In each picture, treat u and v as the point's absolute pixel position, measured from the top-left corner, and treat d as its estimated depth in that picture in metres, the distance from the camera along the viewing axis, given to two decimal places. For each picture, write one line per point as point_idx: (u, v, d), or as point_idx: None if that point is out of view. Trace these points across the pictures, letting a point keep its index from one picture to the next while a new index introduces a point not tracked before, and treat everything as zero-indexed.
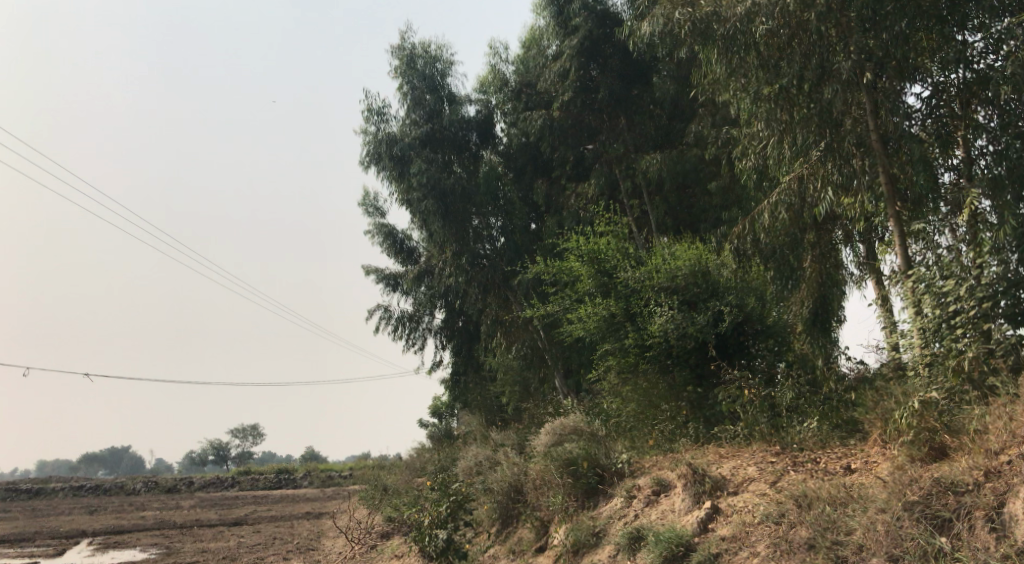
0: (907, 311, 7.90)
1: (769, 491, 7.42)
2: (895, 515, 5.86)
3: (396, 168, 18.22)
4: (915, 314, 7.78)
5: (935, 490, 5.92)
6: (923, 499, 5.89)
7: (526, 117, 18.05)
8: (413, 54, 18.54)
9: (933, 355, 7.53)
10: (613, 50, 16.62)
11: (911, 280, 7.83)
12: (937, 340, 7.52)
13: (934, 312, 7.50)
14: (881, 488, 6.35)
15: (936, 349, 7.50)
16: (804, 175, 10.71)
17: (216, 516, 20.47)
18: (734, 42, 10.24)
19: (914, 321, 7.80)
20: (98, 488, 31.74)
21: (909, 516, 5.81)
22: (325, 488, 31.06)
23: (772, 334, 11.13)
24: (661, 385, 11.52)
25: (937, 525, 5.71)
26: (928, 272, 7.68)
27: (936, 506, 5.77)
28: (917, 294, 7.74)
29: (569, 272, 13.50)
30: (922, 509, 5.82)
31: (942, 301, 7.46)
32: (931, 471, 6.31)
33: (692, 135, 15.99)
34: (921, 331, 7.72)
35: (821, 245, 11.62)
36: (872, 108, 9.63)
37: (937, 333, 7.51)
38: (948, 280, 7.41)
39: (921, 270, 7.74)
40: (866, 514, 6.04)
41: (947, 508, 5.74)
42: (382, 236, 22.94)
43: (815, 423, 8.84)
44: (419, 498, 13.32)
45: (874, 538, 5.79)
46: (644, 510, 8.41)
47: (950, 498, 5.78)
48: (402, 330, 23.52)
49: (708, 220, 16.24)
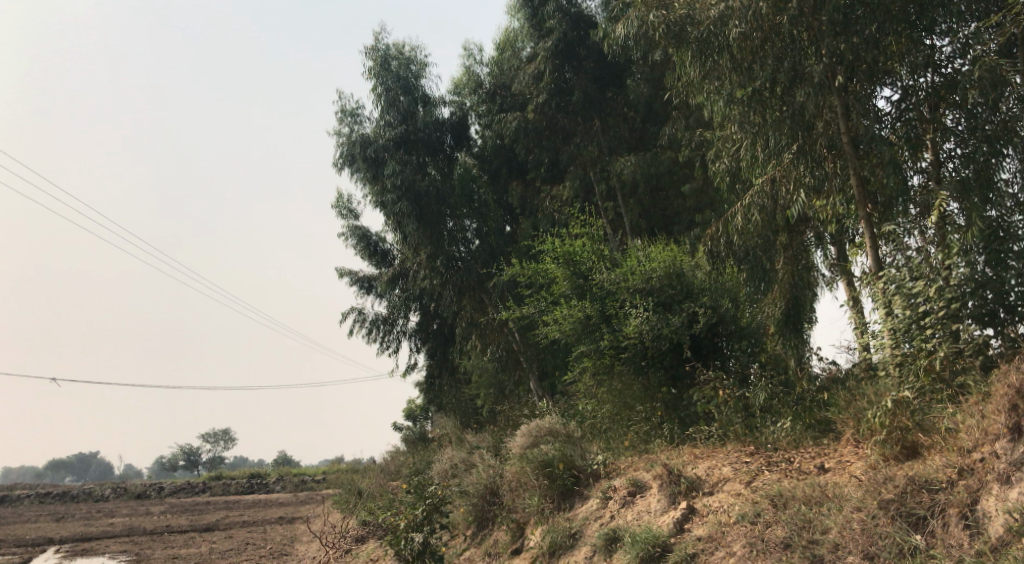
0: (878, 313, 7.89)
1: (744, 491, 7.45)
2: (871, 514, 5.94)
3: (371, 170, 18.05)
4: (886, 315, 7.79)
5: (910, 488, 5.98)
6: (899, 497, 5.95)
7: (501, 119, 18.04)
8: (387, 55, 18.41)
9: (903, 355, 7.57)
10: (587, 52, 16.67)
11: (882, 281, 7.89)
12: (907, 340, 7.55)
13: (905, 312, 7.53)
14: (856, 487, 6.40)
15: (907, 349, 7.53)
16: (777, 178, 10.80)
17: (188, 521, 20.16)
18: (708, 45, 10.32)
19: (885, 321, 7.80)
20: (65, 495, 31.09)
21: (884, 515, 5.88)
22: (298, 493, 30.78)
23: (746, 335, 11.20)
24: (636, 386, 11.54)
25: (913, 523, 5.78)
26: (897, 273, 7.76)
27: (911, 504, 5.84)
28: (889, 296, 7.76)
29: (545, 274, 13.49)
30: (898, 507, 5.88)
31: (912, 301, 7.50)
32: (905, 469, 6.38)
33: (666, 137, 16.10)
34: (892, 332, 7.71)
35: (794, 247, 11.78)
36: (843, 111, 9.71)
37: (907, 333, 7.55)
38: (917, 281, 7.50)
39: (891, 271, 7.82)
40: (841, 513, 6.09)
41: (922, 506, 5.82)
42: (356, 238, 22.77)
43: (788, 423, 8.88)
44: (393, 502, 13.21)
45: (850, 537, 5.83)
46: (620, 511, 8.42)
47: (925, 496, 5.85)
48: (376, 333, 23.37)
49: (681, 223, 16.36)
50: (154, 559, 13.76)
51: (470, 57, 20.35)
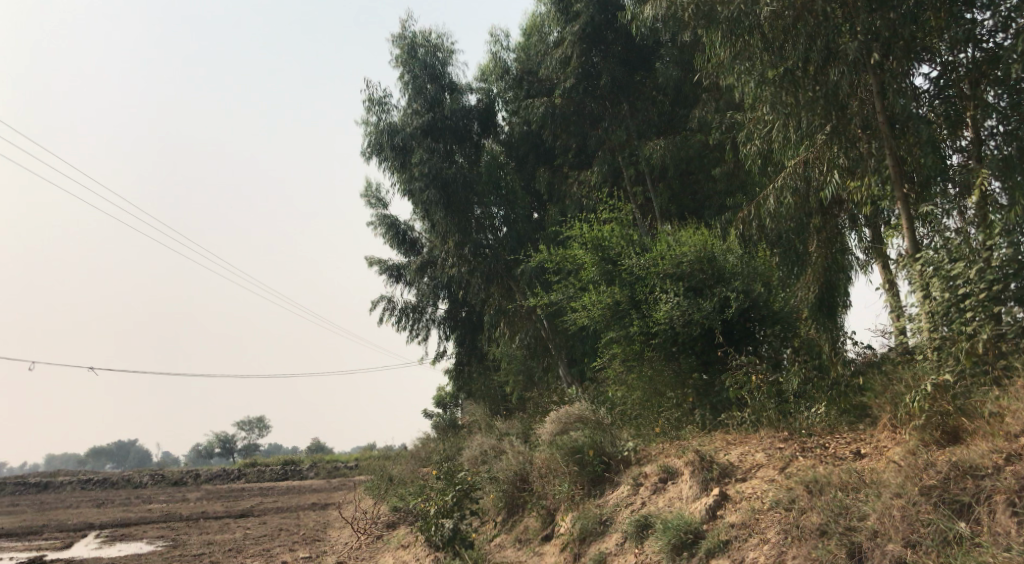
0: (915, 297, 7.68)
1: (778, 477, 7.34)
2: (912, 500, 5.79)
3: (398, 159, 18.17)
4: (923, 298, 7.57)
5: (954, 474, 5.83)
6: (942, 484, 5.81)
7: (528, 105, 17.92)
8: (414, 43, 18.38)
9: (942, 338, 7.43)
10: (615, 35, 16.44)
11: (919, 263, 7.62)
12: (946, 323, 7.36)
13: (942, 295, 7.30)
14: (895, 472, 6.25)
15: (945, 333, 7.38)
16: (810, 159, 10.58)
17: (223, 507, 20.51)
18: (738, 25, 10.12)
19: (922, 304, 7.58)
20: (105, 481, 31.82)
21: (926, 501, 5.74)
22: (331, 479, 31.18)
23: (778, 320, 11.08)
24: (666, 372, 11.43)
25: (956, 510, 5.62)
26: (935, 255, 7.45)
27: (955, 490, 5.69)
28: (926, 278, 7.54)
29: (573, 260, 13.40)
30: (940, 494, 5.74)
31: (950, 284, 7.25)
32: (947, 455, 6.22)
33: (696, 120, 15.86)
34: (930, 314, 7.52)
35: (827, 230, 11.18)
36: (879, 90, 9.51)
37: (945, 316, 7.35)
38: (956, 262, 7.20)
39: (928, 253, 7.52)
40: (880, 499, 5.95)
41: (967, 492, 5.66)
42: (384, 227, 22.85)
43: (823, 409, 8.76)
44: (424, 488, 13.28)
45: (890, 524, 5.70)
46: (651, 497, 8.34)
47: (969, 482, 5.69)
48: (405, 321, 23.48)
49: (712, 207, 16.15)
50: (190, 544, 14.00)
51: (497, 43, 20.24)
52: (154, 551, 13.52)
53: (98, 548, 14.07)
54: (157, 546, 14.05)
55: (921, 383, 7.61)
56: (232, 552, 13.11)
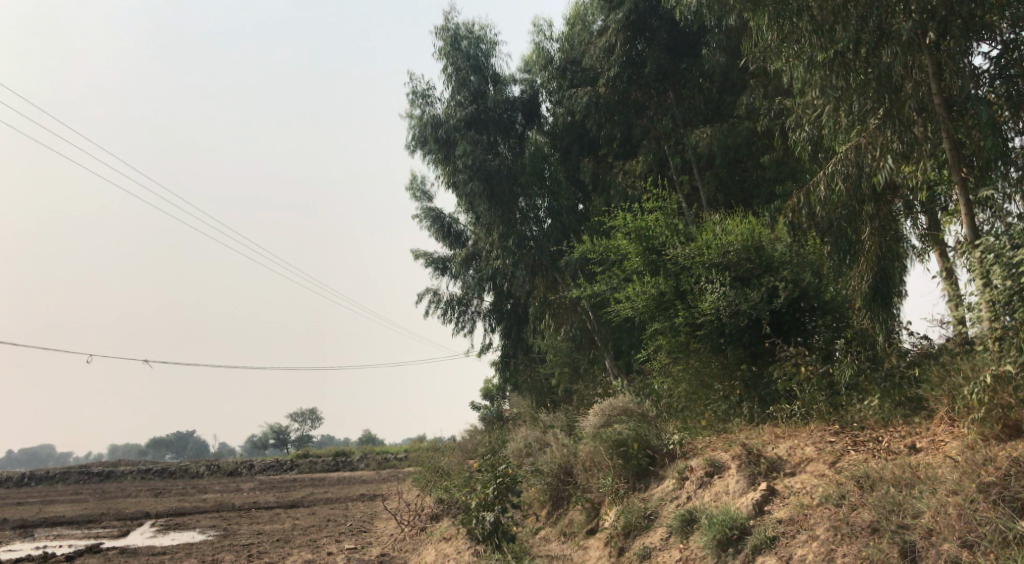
0: (975, 286, 7.34)
1: (829, 472, 7.11)
2: (969, 497, 5.54)
3: (442, 151, 18.27)
4: (983, 286, 7.22)
5: (1015, 470, 5.57)
6: (1000, 481, 5.55)
7: (572, 95, 17.75)
8: (457, 35, 18.36)
9: (1004, 329, 7.01)
10: (660, 23, 16.16)
11: (978, 251, 7.29)
12: (1008, 312, 6.96)
13: (1004, 284, 6.93)
14: (952, 467, 6.01)
15: (1007, 322, 6.96)
16: (861, 145, 10.19)
17: (274, 498, 20.92)
18: (786, 8, 9.94)
19: (982, 293, 7.23)
20: (164, 471, 32.78)
21: (984, 499, 5.48)
22: (380, 471, 31.54)
23: (830, 311, 10.92)
24: (713, 364, 11.23)
25: (1018, 508, 5.36)
26: (996, 241, 7.14)
27: (1017, 488, 5.42)
28: (987, 265, 7.21)
29: (617, 251, 13.19)
30: (1000, 491, 5.47)
31: (1013, 272, 6.90)
32: (1008, 450, 5.93)
33: (743, 107, 15.51)
34: (991, 304, 7.12)
35: (881, 217, 10.65)
36: (935, 71, 9.13)
37: (1007, 305, 6.95)
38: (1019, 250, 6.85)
39: (988, 239, 7.20)
40: (935, 496, 5.72)
41: None
42: (429, 220, 22.95)
43: (876, 401, 8.48)
44: (468, 481, 13.30)
45: (947, 521, 5.47)
46: (697, 492, 8.17)
47: None
48: (451, 313, 23.62)
49: (761, 194, 15.75)
50: (240, 534, 14.30)
51: (540, 33, 20.10)
52: (206, 540, 13.85)
53: (153, 537, 14.47)
54: (209, 535, 14.39)
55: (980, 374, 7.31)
56: (280, 542, 13.35)
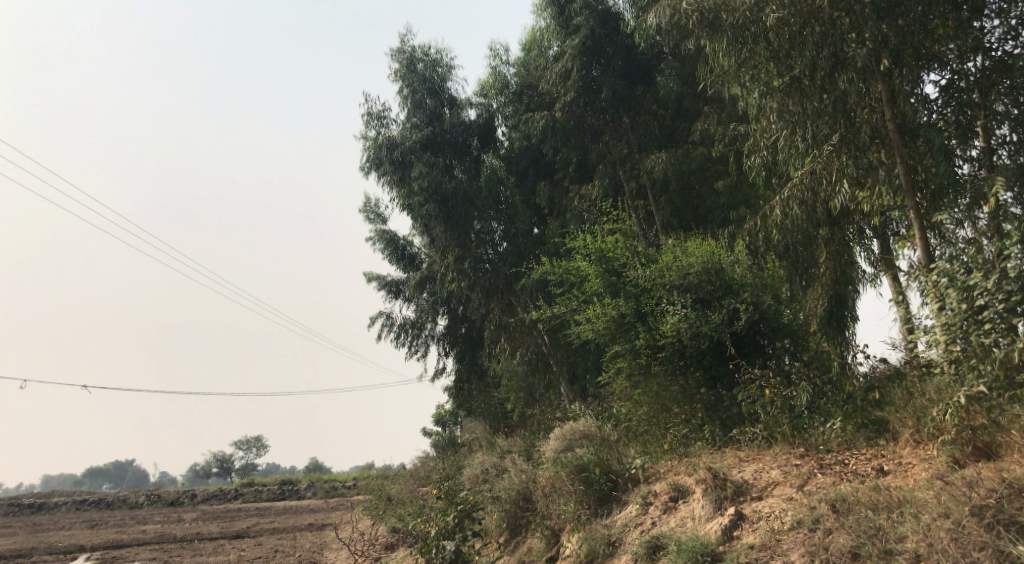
0: (930, 310, 7.31)
1: (797, 495, 7.03)
2: (958, 521, 5.46)
3: (397, 173, 17.82)
4: (938, 310, 7.24)
5: (1009, 492, 5.48)
6: (995, 503, 5.45)
7: (528, 119, 17.72)
8: (413, 57, 18.21)
9: (959, 353, 7.03)
10: (616, 49, 16.28)
11: (933, 275, 7.31)
12: (962, 338, 6.99)
13: (958, 306, 6.97)
14: (931, 491, 5.98)
15: (961, 348, 6.99)
16: (817, 170, 10.29)
17: (218, 529, 20.03)
18: (744, 31, 9.87)
19: (937, 317, 7.25)
20: (100, 502, 31.27)
21: (976, 521, 5.40)
22: (328, 500, 30.66)
23: (789, 333, 10.95)
24: (673, 388, 11.14)
25: (1014, 531, 5.26)
26: (949, 266, 7.16)
27: (1011, 511, 5.33)
28: (941, 289, 7.19)
29: (577, 273, 13.01)
30: (994, 514, 5.38)
31: (966, 295, 6.95)
32: (991, 473, 5.90)
33: (698, 133, 15.64)
34: (946, 328, 7.15)
35: (836, 242, 10.80)
36: (889, 97, 9.27)
37: (961, 329, 6.98)
38: (972, 273, 6.91)
39: (942, 264, 7.24)
40: (920, 520, 5.63)
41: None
42: (383, 243, 22.53)
43: (838, 424, 8.45)
44: (423, 509, 12.91)
45: (938, 548, 5.36)
46: (662, 517, 7.98)
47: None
48: (404, 337, 23.11)
49: (714, 220, 15.86)
50: None
51: (496, 58, 20.07)
52: None
53: None
54: None
55: (944, 398, 7.36)
56: None
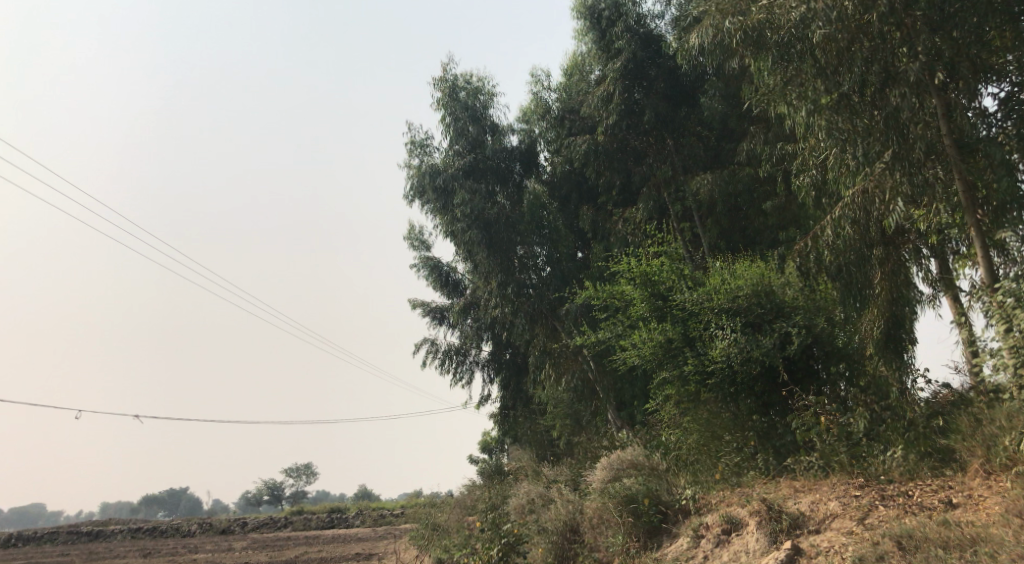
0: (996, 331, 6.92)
1: (859, 529, 6.67)
2: None
3: (441, 200, 18.00)
4: (1004, 333, 6.87)
5: None
6: None
7: (570, 143, 17.66)
8: (455, 85, 18.37)
9: None
10: (658, 72, 16.17)
11: (997, 296, 6.99)
12: None
13: None
14: (1009, 529, 5.59)
15: None
16: (869, 190, 10.01)
17: (267, 558, 20.11)
18: (789, 49, 9.69)
19: (1004, 340, 6.89)
20: (154, 529, 31.80)
21: None
22: (376, 528, 30.61)
23: (843, 356, 10.62)
24: (724, 415, 10.82)
25: None
26: (1016, 285, 6.82)
27: None
28: (1008, 310, 6.83)
29: (622, 297, 12.73)
30: None
31: None
32: None
33: (745, 153, 15.33)
34: (1015, 351, 6.83)
35: (890, 262, 10.35)
36: (944, 112, 9.04)
37: None
38: None
39: (1007, 284, 6.90)
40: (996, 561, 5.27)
41: None
42: (427, 270, 22.59)
43: (900, 452, 8.03)
44: (469, 540, 12.72)
45: None
46: (714, 551, 7.66)
47: None
48: (449, 363, 23.04)
49: (763, 241, 15.50)
50: None
51: (539, 83, 20.09)
52: None
53: None
54: None
55: (1016, 428, 6.96)
56: None
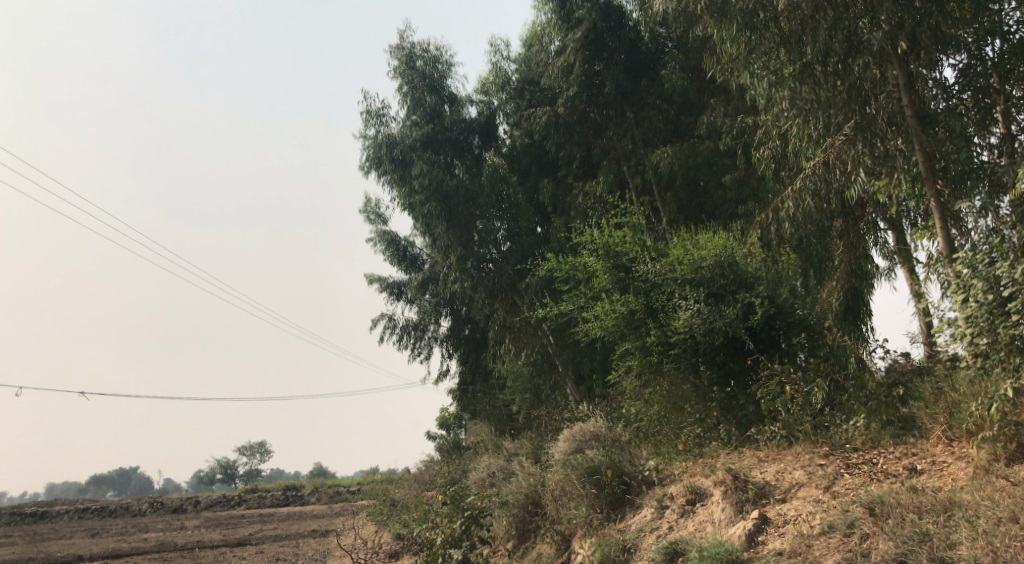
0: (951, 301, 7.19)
1: (825, 497, 6.67)
2: (1009, 528, 5.13)
3: (398, 171, 17.57)
4: (961, 303, 7.03)
5: None
6: None
7: (530, 115, 17.37)
8: (412, 54, 17.87)
9: (984, 349, 6.81)
10: (618, 43, 15.97)
11: (955, 266, 7.14)
12: (988, 332, 6.76)
13: (985, 298, 6.74)
14: (981, 493, 5.64)
15: (989, 344, 6.75)
16: (830, 162, 9.97)
17: (220, 536, 19.67)
18: (753, 17, 9.45)
19: (960, 310, 7.04)
20: (103, 510, 30.88)
21: None
22: (332, 505, 30.33)
23: (805, 328, 10.33)
24: (686, 386, 10.80)
25: None
26: (971, 253, 6.99)
27: None
28: (965, 280, 7.00)
29: (583, 269, 12.49)
30: None
31: (994, 285, 6.68)
32: None
33: (704, 126, 15.20)
34: (969, 322, 6.97)
35: (850, 235, 10.71)
36: (906, 82, 8.91)
37: (988, 323, 6.74)
38: (997, 261, 6.69)
39: (964, 252, 7.07)
40: (971, 527, 5.27)
41: None
42: (384, 244, 22.14)
43: (862, 420, 8.07)
44: (429, 515, 12.57)
45: (1002, 557, 4.96)
46: (679, 522, 7.59)
47: None
48: (407, 338, 22.77)
49: (722, 215, 15.44)
50: None
51: (497, 53, 19.70)
52: None
53: None
54: None
55: (970, 405, 7.01)
56: None
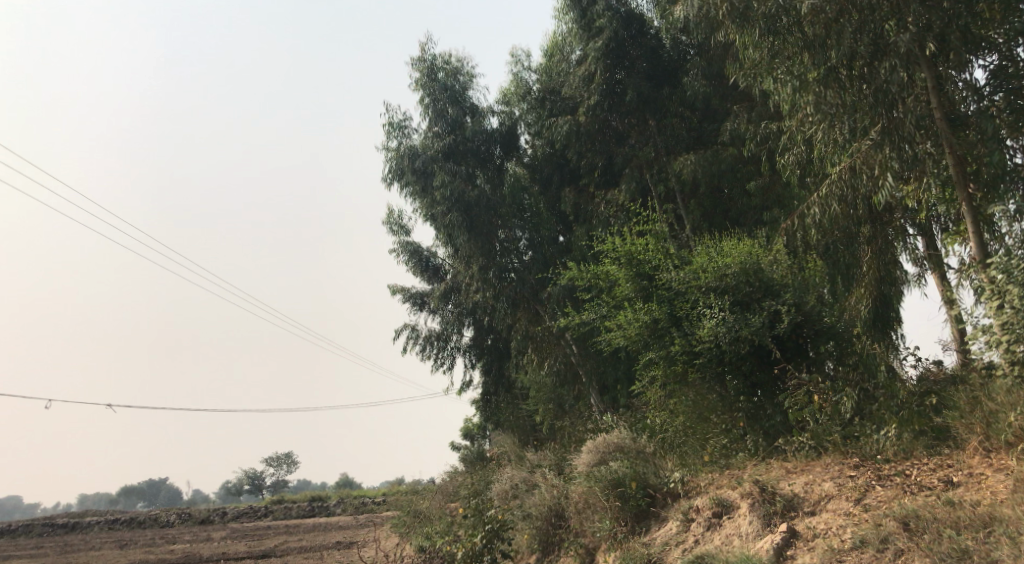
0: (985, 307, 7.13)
1: (856, 511, 6.47)
2: None
3: (419, 183, 17.58)
4: (995, 310, 6.97)
5: None
6: None
7: (552, 124, 17.29)
8: (433, 65, 17.91)
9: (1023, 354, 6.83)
10: (640, 51, 15.88)
11: (989, 272, 7.09)
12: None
13: (1020, 303, 6.70)
14: (1022, 507, 5.41)
15: None
16: (857, 166, 9.74)
17: (245, 548, 19.72)
18: (775, 22, 9.27)
19: (995, 317, 6.99)
20: (132, 521, 31.16)
21: None
22: (358, 516, 30.30)
23: (833, 336, 10.11)
24: (711, 396, 10.60)
25: None
26: (1006, 260, 6.90)
27: None
28: (999, 286, 6.93)
29: (606, 278, 12.37)
30: None
31: None
32: None
33: (728, 133, 15.01)
34: (1005, 327, 6.94)
35: (879, 242, 10.48)
36: (935, 84, 8.82)
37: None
38: None
39: (999, 258, 7.00)
40: (1012, 544, 5.06)
41: None
42: (407, 254, 22.15)
43: (894, 430, 7.84)
44: (453, 527, 12.46)
45: None
46: (705, 535, 7.41)
47: None
48: (430, 349, 22.73)
49: (747, 223, 15.22)
50: None
51: (519, 63, 19.68)
52: None
53: None
54: None
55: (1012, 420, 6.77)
56: None
